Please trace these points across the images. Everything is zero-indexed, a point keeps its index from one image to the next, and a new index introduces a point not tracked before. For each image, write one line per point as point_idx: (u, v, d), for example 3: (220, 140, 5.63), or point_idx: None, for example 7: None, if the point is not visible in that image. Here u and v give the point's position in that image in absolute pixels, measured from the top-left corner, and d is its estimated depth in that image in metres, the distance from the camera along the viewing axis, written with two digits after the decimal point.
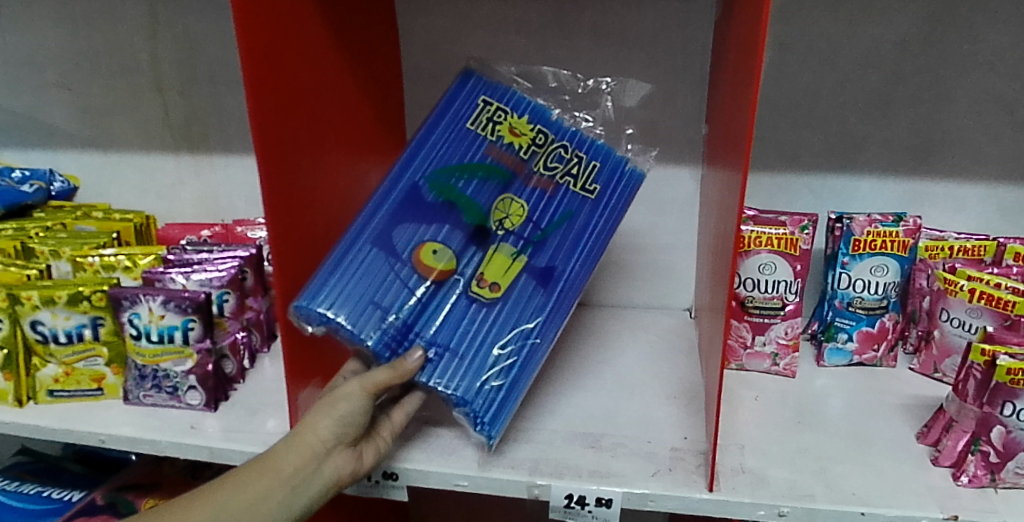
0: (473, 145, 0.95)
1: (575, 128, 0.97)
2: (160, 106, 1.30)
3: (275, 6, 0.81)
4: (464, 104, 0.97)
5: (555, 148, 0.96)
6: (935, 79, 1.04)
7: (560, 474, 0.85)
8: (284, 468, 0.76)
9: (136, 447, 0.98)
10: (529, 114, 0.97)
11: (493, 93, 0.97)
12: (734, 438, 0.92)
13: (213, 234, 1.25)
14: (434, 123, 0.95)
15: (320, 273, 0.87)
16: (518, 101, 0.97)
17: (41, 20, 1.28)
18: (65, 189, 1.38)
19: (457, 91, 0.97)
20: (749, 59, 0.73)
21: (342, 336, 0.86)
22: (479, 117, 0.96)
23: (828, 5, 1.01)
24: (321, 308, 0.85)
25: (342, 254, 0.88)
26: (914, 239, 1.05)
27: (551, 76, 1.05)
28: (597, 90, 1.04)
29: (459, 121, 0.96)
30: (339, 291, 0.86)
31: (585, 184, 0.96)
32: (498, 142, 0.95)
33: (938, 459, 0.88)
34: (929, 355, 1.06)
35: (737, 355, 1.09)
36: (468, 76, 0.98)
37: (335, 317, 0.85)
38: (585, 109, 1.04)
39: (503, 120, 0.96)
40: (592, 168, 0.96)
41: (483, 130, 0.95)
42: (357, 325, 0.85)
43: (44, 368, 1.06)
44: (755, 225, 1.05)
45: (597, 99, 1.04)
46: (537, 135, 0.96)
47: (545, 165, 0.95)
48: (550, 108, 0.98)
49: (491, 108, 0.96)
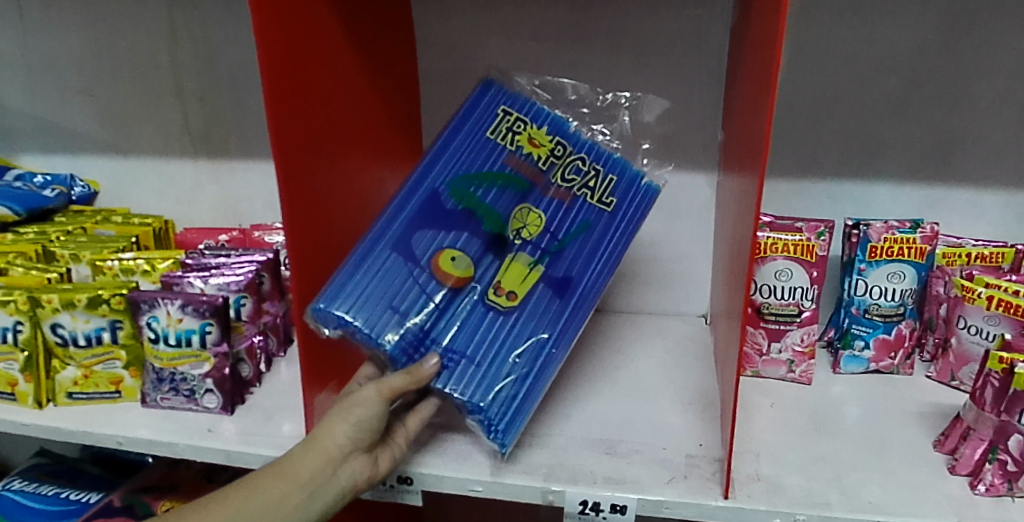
0: (493, 153, 0.96)
1: (593, 141, 1.00)
2: (180, 111, 1.32)
3: (293, 12, 0.81)
4: (485, 111, 0.98)
5: (573, 160, 0.98)
6: (954, 84, 1.03)
7: (576, 480, 0.85)
8: (301, 472, 0.77)
9: (154, 450, 0.99)
10: (549, 125, 0.99)
11: (513, 103, 1.00)
12: (750, 445, 0.92)
13: (231, 239, 1.27)
14: (454, 131, 0.96)
15: (336, 277, 0.88)
16: (537, 112, 1.00)
17: (64, 26, 1.30)
18: (86, 194, 1.41)
19: (478, 99, 0.99)
20: (766, 64, 0.73)
21: (359, 340, 0.86)
22: (498, 126, 0.98)
23: (845, 9, 1.01)
24: (338, 310, 0.85)
25: (361, 258, 0.89)
26: (931, 246, 1.04)
27: (571, 89, 1.08)
28: (616, 103, 1.07)
29: (480, 130, 0.97)
30: (357, 294, 0.86)
31: (602, 196, 0.97)
32: (518, 152, 0.97)
33: (956, 467, 0.87)
34: (946, 363, 1.05)
35: (752, 361, 1.09)
36: (489, 85, 1.00)
37: (353, 321, 0.85)
38: (604, 122, 1.07)
39: (522, 130, 0.98)
40: (609, 181, 0.98)
41: (503, 139, 0.97)
42: (373, 328, 0.85)
43: (64, 371, 1.07)
44: (772, 231, 1.05)
45: (616, 113, 1.07)
46: (556, 147, 0.98)
47: (562, 177, 0.97)
48: (567, 121, 1.01)
49: (511, 117, 0.98)
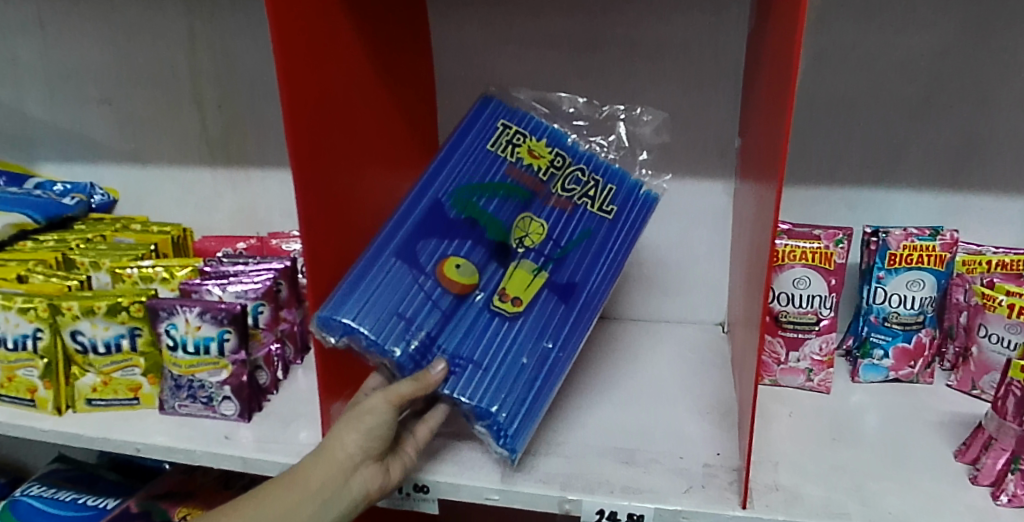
0: (494, 164, 0.97)
1: (591, 152, 1.02)
2: (199, 119, 1.33)
3: (311, 22, 0.82)
4: (485, 125, 1.00)
5: (572, 171, 1.00)
6: (974, 90, 1.02)
7: (592, 489, 0.85)
8: (312, 482, 0.77)
9: (172, 456, 1.00)
10: (548, 137, 1.01)
11: (512, 118, 1.01)
12: (768, 454, 0.91)
13: (249, 246, 1.28)
14: (454, 144, 0.98)
15: (343, 285, 0.87)
16: (536, 126, 1.02)
17: (86, 37, 1.32)
18: (105, 202, 1.42)
19: (477, 115, 1.01)
20: (783, 74, 0.72)
21: (364, 347, 0.85)
22: (499, 139, 0.99)
23: (863, 17, 1.01)
24: (345, 318, 0.84)
25: (365, 267, 0.88)
26: (951, 254, 1.03)
27: (568, 103, 1.11)
28: (613, 116, 1.09)
29: (480, 143, 0.99)
30: (362, 301, 0.85)
31: (603, 204, 0.99)
32: (518, 163, 0.98)
33: (977, 477, 0.86)
34: (967, 371, 1.04)
35: (770, 370, 1.08)
36: (488, 100, 1.02)
37: (359, 328, 0.84)
38: (602, 134, 1.09)
39: (522, 143, 1.00)
40: (608, 191, 1.00)
41: (503, 151, 0.99)
42: (379, 336, 0.84)
43: (83, 377, 1.08)
44: (790, 239, 1.05)
45: (614, 125, 1.09)
46: (555, 158, 1.00)
47: (563, 187, 0.99)
48: (567, 134, 1.03)
49: (511, 131, 1.00)
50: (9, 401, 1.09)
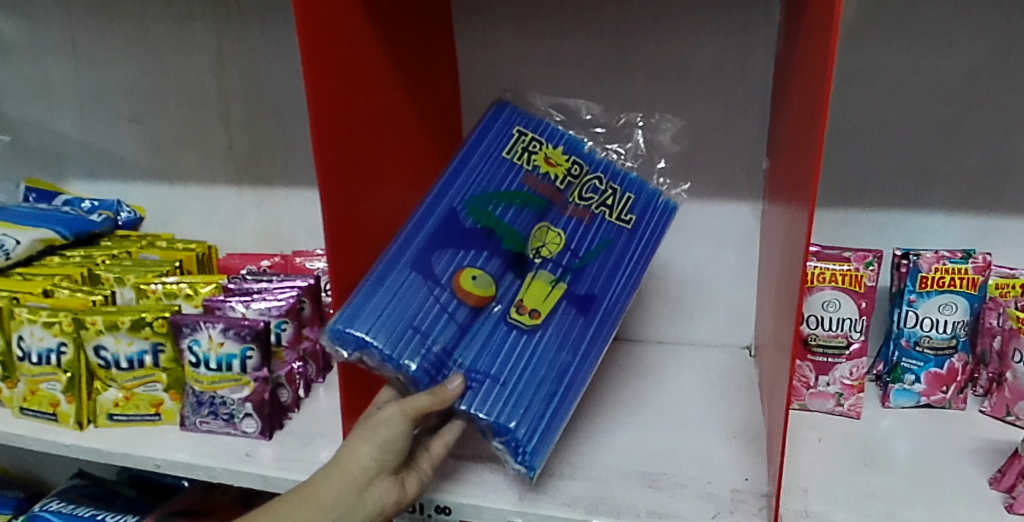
0: (510, 173, 0.96)
1: (608, 161, 1.02)
2: (226, 138, 1.34)
3: (342, 39, 0.82)
4: (500, 132, 0.99)
5: (590, 180, 0.99)
6: (1006, 110, 1.01)
7: (618, 513, 0.83)
8: (323, 499, 0.75)
9: (192, 473, 0.99)
10: (564, 145, 1.00)
11: (527, 124, 1.01)
12: (798, 480, 0.89)
13: (272, 264, 1.29)
14: (471, 150, 0.97)
15: (358, 295, 0.85)
16: (552, 133, 1.01)
17: (116, 56, 1.34)
18: (132, 219, 1.45)
19: (493, 120, 1.00)
20: (816, 92, 0.71)
21: (379, 362, 0.83)
22: (514, 146, 0.98)
23: (891, 37, 1.00)
24: (359, 331, 0.82)
25: (380, 277, 0.87)
26: (984, 277, 1.01)
27: (585, 110, 1.11)
28: (630, 124, 1.11)
29: (496, 150, 0.97)
30: (376, 314, 0.84)
31: (621, 214, 0.99)
32: (535, 171, 0.97)
33: (1013, 506, 0.83)
34: (1001, 397, 1.02)
35: (799, 394, 1.07)
36: (503, 106, 1.01)
37: (372, 341, 0.82)
38: (618, 141, 1.11)
39: (538, 150, 0.99)
40: (626, 199, 1.00)
41: (519, 159, 0.98)
42: (394, 350, 0.82)
43: (106, 392, 1.08)
44: (820, 261, 1.03)
45: (631, 133, 1.11)
46: (572, 166, 0.99)
47: (579, 196, 0.98)
48: (583, 141, 1.02)
49: (526, 137, 0.99)
50: (33, 415, 1.09)
